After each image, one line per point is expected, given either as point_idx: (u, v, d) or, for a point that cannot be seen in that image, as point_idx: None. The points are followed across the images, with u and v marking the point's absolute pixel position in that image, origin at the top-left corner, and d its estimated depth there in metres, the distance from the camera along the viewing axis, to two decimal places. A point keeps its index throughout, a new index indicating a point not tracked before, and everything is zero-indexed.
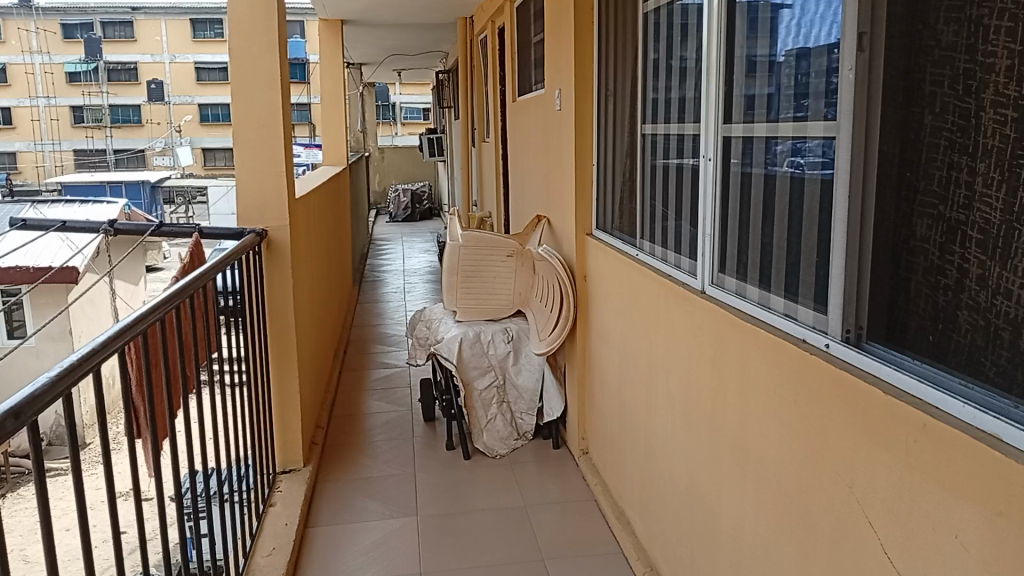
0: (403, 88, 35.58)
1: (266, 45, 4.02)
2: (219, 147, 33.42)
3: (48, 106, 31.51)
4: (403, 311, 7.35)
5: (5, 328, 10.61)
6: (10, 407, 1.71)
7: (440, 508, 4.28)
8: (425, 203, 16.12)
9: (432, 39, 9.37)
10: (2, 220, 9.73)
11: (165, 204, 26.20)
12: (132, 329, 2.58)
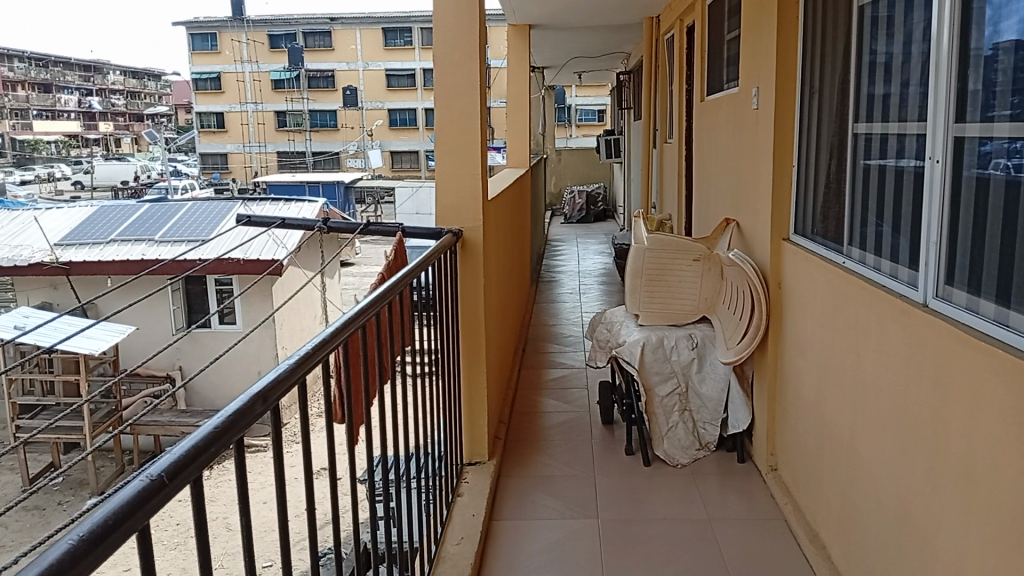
0: (579, 91, 35.91)
1: (467, 50, 4.12)
2: (406, 150, 34.74)
3: (256, 111, 35.37)
4: (579, 312, 7.36)
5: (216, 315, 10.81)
6: (260, 391, 1.86)
7: (618, 513, 4.24)
8: (599, 205, 16.30)
9: (615, 41, 9.38)
10: (218, 215, 10.86)
11: (355, 204, 28.05)
12: (353, 323, 2.73)
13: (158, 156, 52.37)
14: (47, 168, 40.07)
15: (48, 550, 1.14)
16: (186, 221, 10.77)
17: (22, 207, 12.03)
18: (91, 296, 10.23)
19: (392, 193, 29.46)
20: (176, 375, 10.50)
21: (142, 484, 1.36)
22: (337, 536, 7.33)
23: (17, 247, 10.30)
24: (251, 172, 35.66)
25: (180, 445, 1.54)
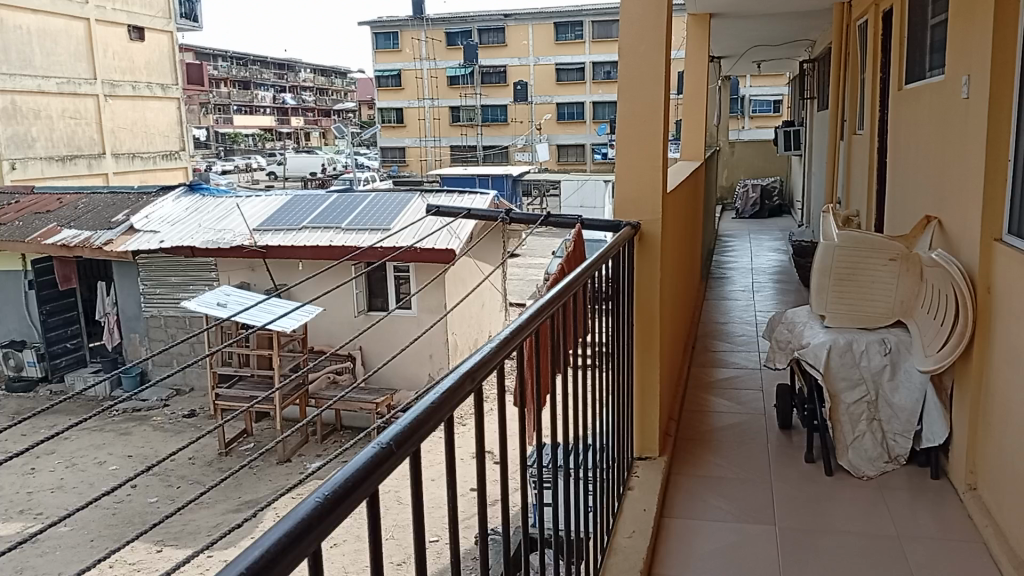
0: (754, 81, 34.67)
1: (655, 43, 4.06)
2: (573, 143, 35.11)
3: (433, 106, 36.89)
4: (752, 311, 7.09)
5: (392, 297, 11.18)
6: (467, 371, 1.92)
7: (796, 521, 4.07)
8: (774, 199, 15.69)
9: (800, 29, 8.98)
10: (396, 207, 11.42)
11: (522, 196, 28.65)
12: (546, 309, 2.75)
13: (342, 150, 55.83)
14: (245, 158, 43.83)
15: (298, 507, 1.25)
16: (367, 211, 11.38)
17: (224, 195, 13.18)
18: (284, 277, 11.09)
19: (558, 186, 29.76)
20: (356, 355, 11.06)
21: (372, 452, 1.44)
22: (502, 519, 7.51)
23: (220, 231, 11.29)
24: (427, 165, 37.19)
25: (403, 418, 1.63)
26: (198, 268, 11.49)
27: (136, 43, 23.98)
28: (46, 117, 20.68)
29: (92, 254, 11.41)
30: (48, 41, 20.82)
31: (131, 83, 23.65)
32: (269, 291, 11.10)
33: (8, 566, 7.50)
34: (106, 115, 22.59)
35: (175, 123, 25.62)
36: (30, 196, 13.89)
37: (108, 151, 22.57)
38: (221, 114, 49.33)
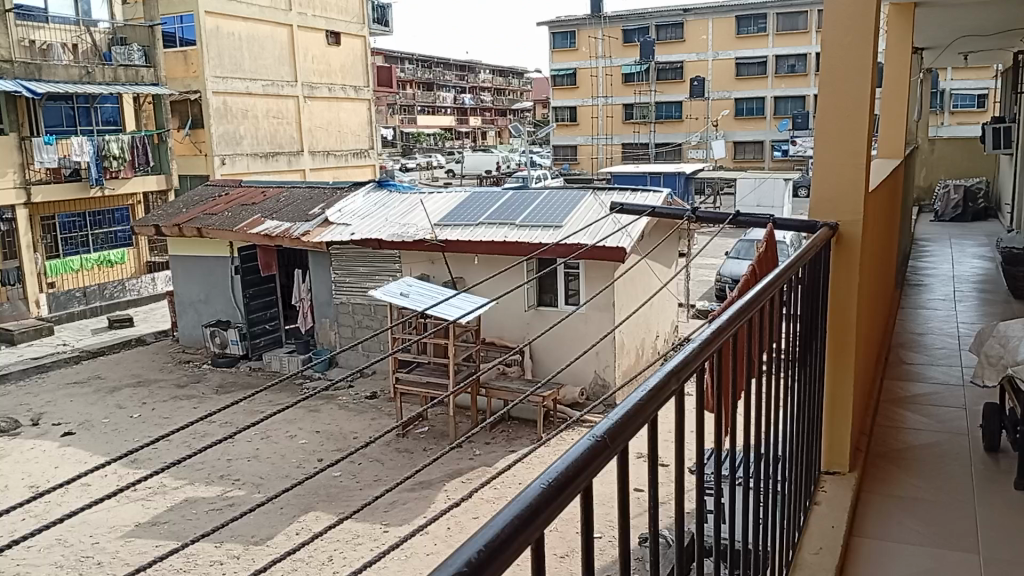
0: (956, 74, 32.04)
1: (862, 33, 3.83)
2: (750, 140, 34.62)
3: (606, 104, 36.82)
4: (954, 323, 6.56)
5: (561, 293, 11.32)
6: (678, 367, 1.87)
7: (1002, 552, 3.74)
8: (980, 201, 14.40)
9: (1017, 16, 8.20)
10: (569, 205, 11.55)
11: (695, 195, 28.10)
12: (752, 305, 2.65)
13: (517, 148, 57.27)
14: (425, 157, 46.12)
15: (520, 496, 1.29)
16: (541, 208, 11.57)
17: (409, 190, 13.86)
18: (461, 270, 11.52)
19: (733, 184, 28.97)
20: (525, 347, 11.27)
21: (586, 445, 1.46)
22: (671, 521, 7.37)
23: (405, 225, 11.91)
24: (598, 163, 37.21)
25: (613, 413, 1.63)
26: (383, 258, 12.17)
27: (333, 47, 25.76)
28: (253, 117, 22.66)
29: (291, 243, 12.36)
30: (257, 46, 22.78)
31: (327, 86, 25.48)
32: (447, 283, 11.57)
33: (210, 524, 8.29)
34: (305, 115, 24.51)
35: (366, 123, 27.31)
36: (238, 189, 15.28)
37: (305, 150, 24.50)
38: (406, 115, 52.24)
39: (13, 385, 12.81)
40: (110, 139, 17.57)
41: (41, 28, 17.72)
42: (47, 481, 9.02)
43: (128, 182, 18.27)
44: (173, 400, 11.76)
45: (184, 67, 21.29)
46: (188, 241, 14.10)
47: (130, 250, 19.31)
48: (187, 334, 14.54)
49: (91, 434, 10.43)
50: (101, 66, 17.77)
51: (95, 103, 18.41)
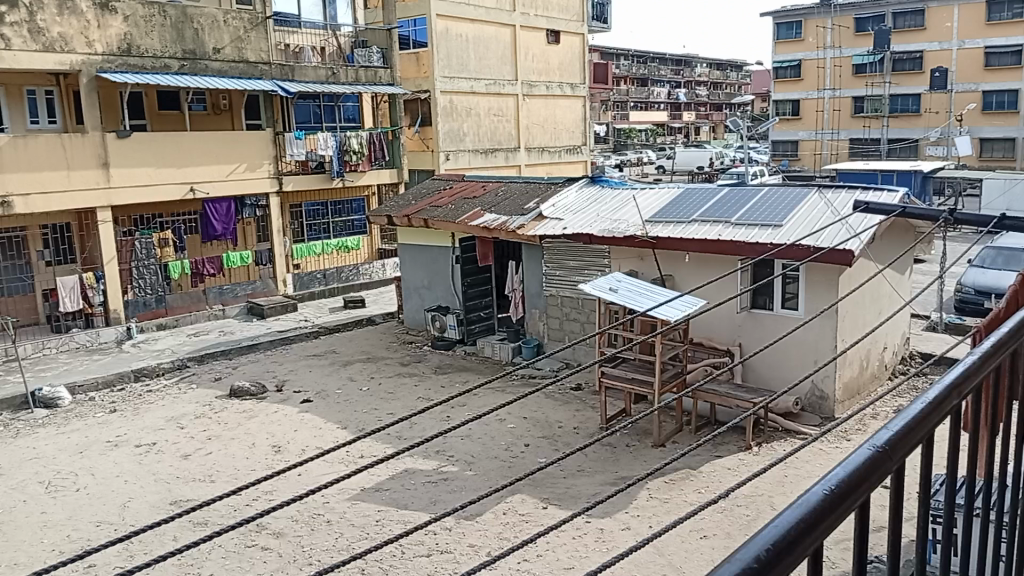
0: None
1: None
2: (1000, 138, 30.64)
3: (833, 97, 34.63)
4: None
5: (777, 297, 10.87)
6: (963, 380, 1.78)
7: None
8: None
9: None
10: (789, 204, 11.07)
11: (933, 196, 25.66)
12: None
13: (731, 145, 55.62)
14: (637, 153, 45.99)
15: (801, 500, 1.33)
16: (759, 206, 11.18)
17: (623, 186, 13.90)
18: (671, 268, 11.41)
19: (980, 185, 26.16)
20: (735, 350, 11.00)
21: (868, 454, 1.47)
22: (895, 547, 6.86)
23: (617, 221, 12.01)
24: (821, 160, 35.04)
25: (890, 425, 1.60)
26: (593, 254, 12.34)
27: (552, 46, 26.56)
28: (476, 115, 23.83)
29: (507, 236, 12.90)
30: (482, 47, 23.88)
31: (545, 83, 26.27)
32: (656, 280, 11.52)
33: (425, 495, 8.92)
34: (523, 112, 25.44)
35: (579, 120, 27.99)
36: (462, 183, 16.04)
37: (522, 146, 25.52)
38: (619, 111, 52.56)
39: (263, 354, 14.50)
40: (351, 135, 19.35)
41: (294, 33, 19.70)
42: (289, 443, 10.14)
43: (364, 175, 20.02)
44: (396, 377, 12.73)
45: (416, 68, 22.83)
46: (416, 230, 15.06)
47: (363, 238, 21.01)
48: (411, 316, 15.63)
49: (326, 403, 11.57)
50: (345, 67, 19.52)
51: (340, 101, 20.28)
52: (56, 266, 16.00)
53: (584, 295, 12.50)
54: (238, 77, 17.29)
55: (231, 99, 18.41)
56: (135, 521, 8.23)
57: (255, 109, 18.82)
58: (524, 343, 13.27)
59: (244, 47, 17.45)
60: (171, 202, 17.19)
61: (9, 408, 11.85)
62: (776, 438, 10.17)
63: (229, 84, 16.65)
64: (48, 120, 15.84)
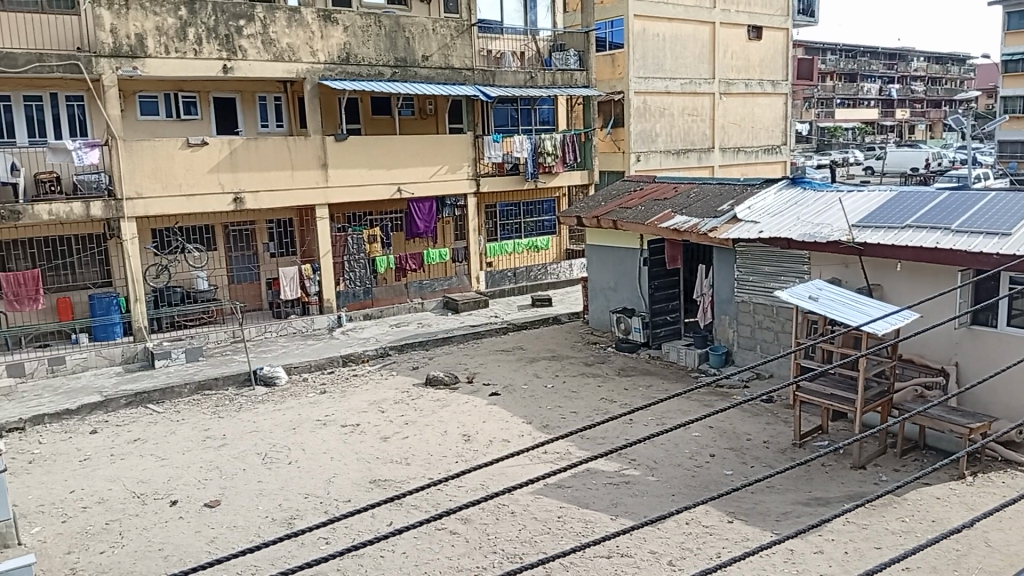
0: None
1: None
2: None
3: None
4: None
5: (1005, 314, 9.76)
6: None
7: None
8: None
9: None
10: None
11: None
12: None
13: (952, 145, 50.78)
14: (840, 154, 43.25)
15: None
16: (987, 212, 10.12)
17: (829, 188, 13.07)
18: (880, 277, 10.64)
19: None
20: (951, 370, 10.03)
21: None
22: None
23: (819, 225, 11.34)
24: None
25: None
26: (792, 259, 11.77)
27: (753, 42, 25.64)
28: (670, 115, 23.48)
29: (698, 239, 12.60)
30: (679, 46, 23.47)
31: (744, 81, 25.39)
32: (862, 289, 10.78)
33: (607, 497, 9.00)
34: (719, 111, 24.75)
35: (778, 119, 26.86)
36: (653, 184, 15.82)
37: (716, 147, 24.84)
38: (822, 109, 49.65)
39: (455, 346, 15.16)
40: (546, 137, 19.70)
41: (497, 38, 20.45)
42: (477, 433, 10.52)
43: (557, 176, 20.30)
44: (581, 376, 12.84)
45: (612, 69, 22.76)
46: (605, 231, 15.05)
47: (553, 238, 21.59)
48: (596, 317, 15.73)
49: (512, 396, 11.91)
50: (543, 71, 19.92)
51: (536, 105, 21.10)
52: (279, 258, 17.71)
53: (780, 303, 11.93)
54: (444, 82, 18.16)
55: (437, 104, 19.51)
56: (338, 496, 8.90)
57: (457, 112, 19.81)
58: (713, 350, 12.93)
59: (450, 54, 18.31)
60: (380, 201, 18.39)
61: (236, 383, 13.24)
62: (997, 469, 9.19)
63: (434, 89, 17.53)
64: (275, 124, 17.49)
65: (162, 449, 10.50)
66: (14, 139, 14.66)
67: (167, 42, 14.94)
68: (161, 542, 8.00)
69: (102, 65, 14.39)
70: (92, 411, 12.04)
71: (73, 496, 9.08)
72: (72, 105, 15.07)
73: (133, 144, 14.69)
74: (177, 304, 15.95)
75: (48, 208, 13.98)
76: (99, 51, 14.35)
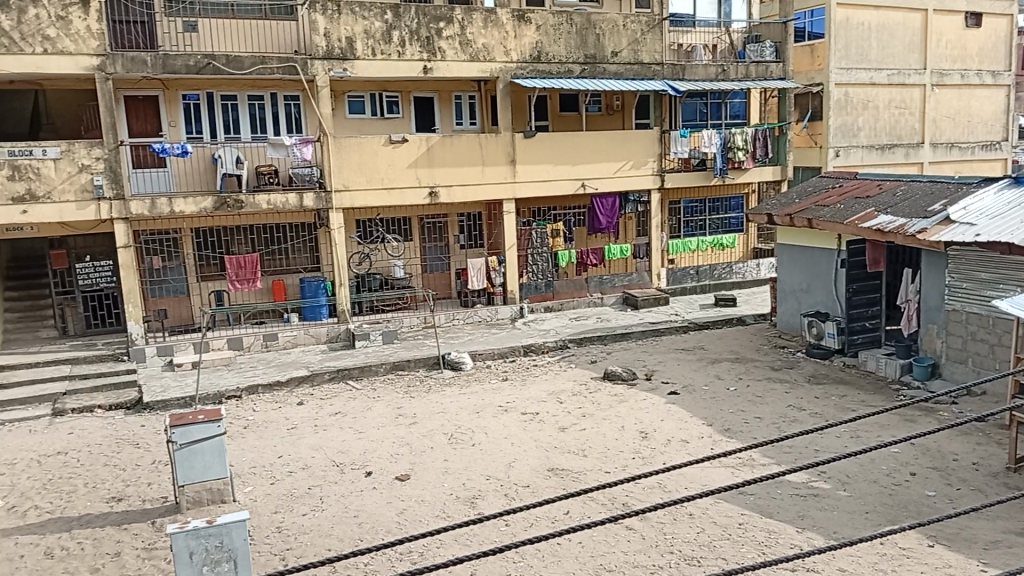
0: None
1: None
2: None
3: None
4: None
5: None
6: None
7: None
8: None
9: None
10: None
11: None
12: None
13: None
14: None
15: None
16: None
17: None
18: None
19: None
20: None
21: None
22: None
23: None
24: None
25: None
26: (1015, 266, 10.63)
27: (972, 29, 23.27)
28: (874, 107, 21.88)
29: (903, 240, 11.67)
30: (887, 35, 21.75)
31: (963, 70, 23.16)
32: None
33: (792, 508, 8.68)
34: (932, 103, 22.75)
35: (1001, 111, 24.30)
36: (852, 181, 14.85)
37: (927, 141, 22.85)
38: None
39: (635, 342, 15.10)
40: (736, 132, 19.07)
41: (689, 32, 19.92)
42: (655, 431, 10.45)
43: (747, 172, 19.66)
44: (767, 381, 12.33)
45: (810, 60, 21.56)
46: (798, 231, 14.33)
47: (740, 236, 20.84)
48: (785, 320, 15.05)
49: (692, 397, 11.70)
50: (736, 64, 19.36)
51: (727, 99, 20.46)
52: (469, 249, 18.49)
53: (999, 314, 10.80)
54: (632, 78, 18.14)
55: (624, 100, 19.47)
56: (516, 480, 9.19)
57: (645, 108, 19.65)
58: (917, 362, 11.98)
59: (640, 49, 18.28)
60: (565, 196, 18.64)
61: (426, 366, 14.02)
62: None
63: (623, 85, 17.51)
64: (469, 122, 18.23)
65: (358, 423, 11.34)
66: (240, 135, 16.30)
67: (374, 45, 15.99)
68: (355, 510, 8.67)
69: (317, 67, 15.65)
70: (300, 384, 13.22)
71: (280, 461, 10.05)
72: (289, 104, 16.56)
73: (341, 141, 15.90)
74: (376, 289, 17.14)
75: (266, 198, 15.44)
76: (314, 54, 15.61)
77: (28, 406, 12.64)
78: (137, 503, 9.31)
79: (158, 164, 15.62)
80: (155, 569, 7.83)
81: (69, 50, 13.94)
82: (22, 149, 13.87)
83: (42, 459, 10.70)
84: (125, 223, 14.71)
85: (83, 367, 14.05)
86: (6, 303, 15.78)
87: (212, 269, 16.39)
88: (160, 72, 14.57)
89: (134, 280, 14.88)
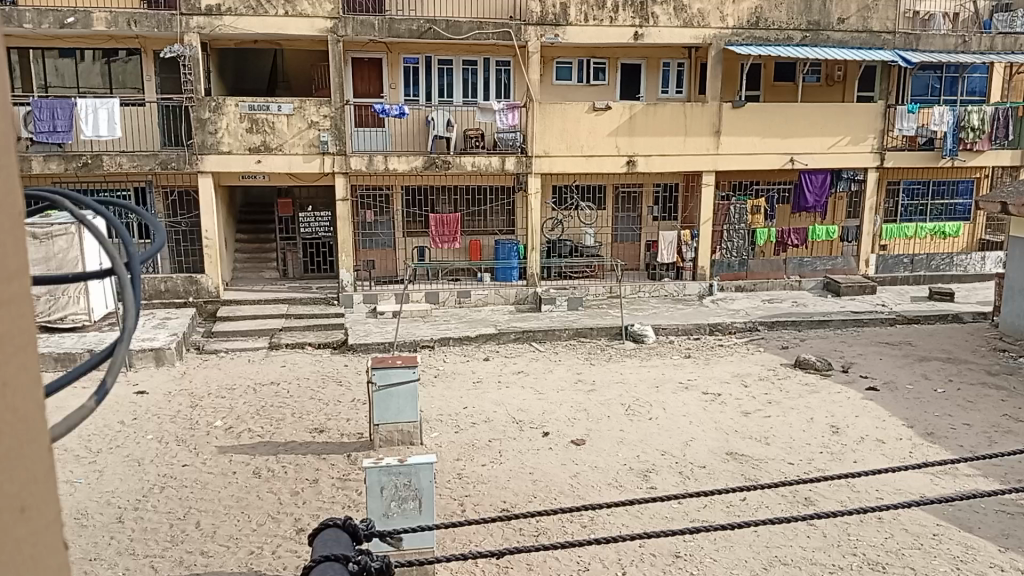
0: None
1: None
2: None
3: None
4: None
5: None
6: None
7: None
8: None
9: None
10: None
11: None
12: None
13: None
14: None
15: None
16: None
17: None
18: None
19: None
20: None
21: None
22: None
23: None
24: None
25: None
26: None
27: None
28: None
29: None
30: None
31: None
32: None
33: (997, 525, 7.89)
34: None
35: None
36: None
37: None
38: None
39: (832, 331, 14.26)
40: (972, 110, 17.54)
41: None
42: (847, 426, 9.85)
43: (981, 155, 18.00)
44: (980, 386, 11.21)
45: None
46: None
47: (965, 225, 19.00)
48: (1010, 322, 13.56)
49: (894, 394, 10.89)
50: (980, 35, 17.57)
51: (965, 72, 18.58)
52: (662, 222, 18.18)
53: None
54: (859, 47, 16.93)
55: (847, 70, 18.14)
56: (693, 459, 9.03)
57: (870, 79, 18.27)
58: None
59: (871, 16, 17.00)
60: (769, 171, 17.76)
61: (608, 335, 14.02)
62: None
63: (849, 54, 16.41)
64: (676, 90, 17.76)
65: (541, 384, 11.59)
66: (452, 98, 16.89)
67: (588, 10, 15.91)
68: (531, 467, 8.89)
69: (529, 33, 15.90)
70: (487, 341, 13.69)
71: (465, 411, 10.50)
72: (501, 70, 16.91)
73: (546, 107, 16.08)
74: (566, 256, 17.28)
75: (472, 159, 15.97)
76: (528, 19, 15.85)
77: (248, 338, 14.01)
78: (336, 436, 10.09)
79: (378, 124, 16.49)
80: (347, 499, 8.47)
81: (307, 13, 14.99)
82: (261, 104, 15.16)
83: (258, 387, 11.85)
84: (345, 178, 15.79)
85: (299, 308, 15.38)
86: (237, 245, 17.82)
87: (417, 225, 17.23)
88: (385, 35, 15.39)
89: (348, 231, 15.98)
